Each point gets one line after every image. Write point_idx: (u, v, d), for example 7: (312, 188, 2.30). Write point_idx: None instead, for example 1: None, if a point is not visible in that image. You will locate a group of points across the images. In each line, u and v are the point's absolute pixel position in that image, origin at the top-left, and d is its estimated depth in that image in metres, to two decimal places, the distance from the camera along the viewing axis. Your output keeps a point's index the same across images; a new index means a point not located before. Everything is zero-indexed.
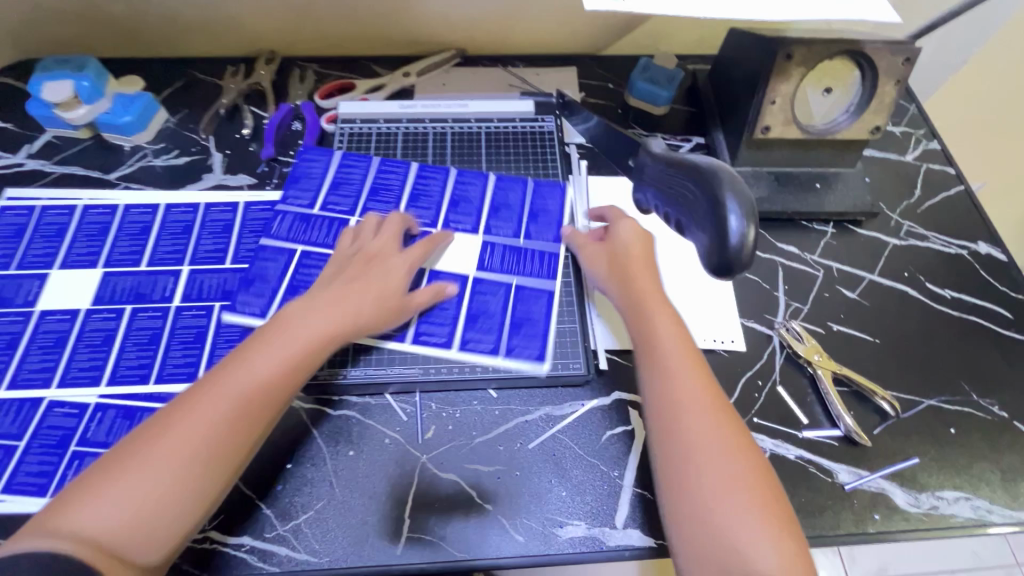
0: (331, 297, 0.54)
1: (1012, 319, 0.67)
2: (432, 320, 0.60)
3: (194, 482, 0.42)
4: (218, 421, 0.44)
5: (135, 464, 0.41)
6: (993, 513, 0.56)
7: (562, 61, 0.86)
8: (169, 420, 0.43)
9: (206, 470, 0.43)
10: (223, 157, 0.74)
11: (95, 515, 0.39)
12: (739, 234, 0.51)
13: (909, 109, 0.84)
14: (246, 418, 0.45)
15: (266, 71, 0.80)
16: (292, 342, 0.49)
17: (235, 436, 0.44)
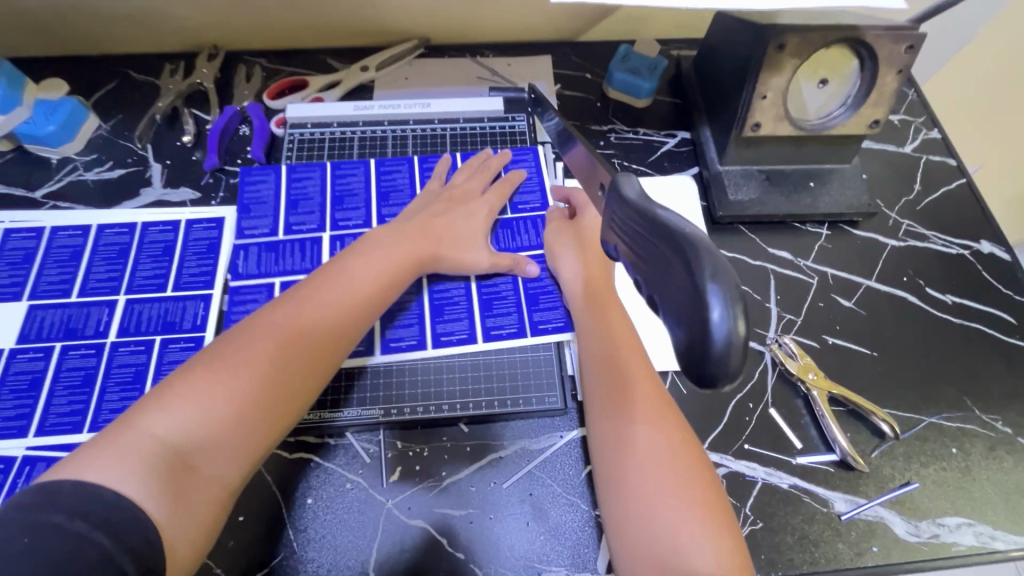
0: (396, 239, 0.56)
1: (1016, 325, 0.63)
2: (446, 318, 0.58)
3: (254, 423, 0.42)
4: (286, 351, 0.45)
5: (200, 392, 0.41)
6: (997, 540, 0.53)
7: (535, 49, 0.79)
8: (239, 350, 0.44)
9: (272, 412, 0.43)
10: (163, 168, 0.67)
11: (167, 427, 0.40)
12: (724, 340, 0.26)
13: (908, 95, 0.78)
14: (321, 360, 0.47)
15: (208, 68, 0.72)
16: (348, 289, 0.50)
17: (299, 376, 0.45)
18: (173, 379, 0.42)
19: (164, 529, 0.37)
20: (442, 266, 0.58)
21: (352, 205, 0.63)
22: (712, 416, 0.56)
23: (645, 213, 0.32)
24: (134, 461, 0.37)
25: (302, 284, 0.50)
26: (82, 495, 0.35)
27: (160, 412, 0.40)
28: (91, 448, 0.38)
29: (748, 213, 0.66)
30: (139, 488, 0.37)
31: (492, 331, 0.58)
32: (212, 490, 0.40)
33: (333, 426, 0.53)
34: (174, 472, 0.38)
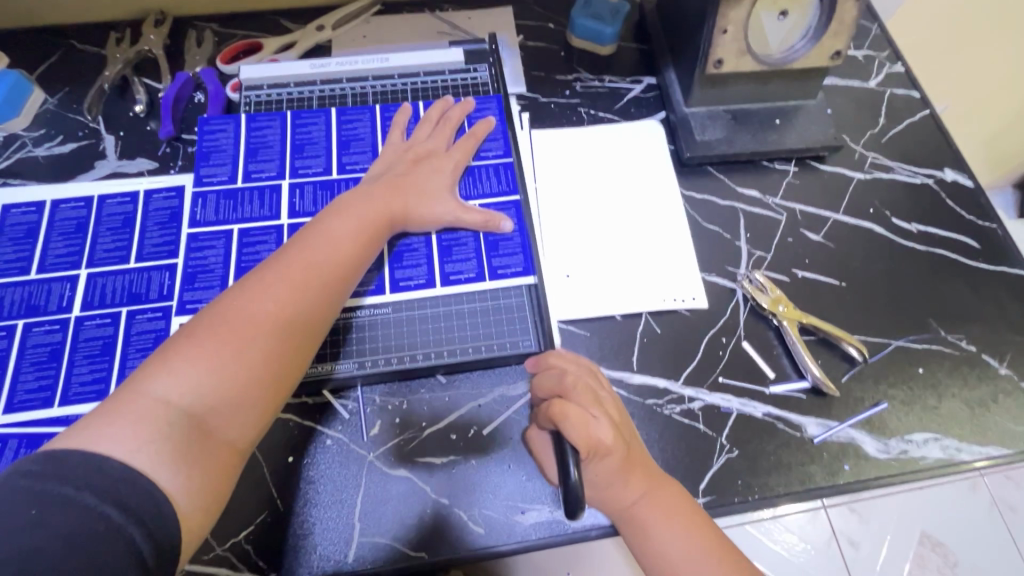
0: (370, 196, 0.54)
1: (979, 248, 0.64)
2: (406, 265, 0.57)
3: (258, 389, 0.42)
4: (282, 317, 0.44)
5: (199, 359, 0.40)
6: (963, 451, 0.55)
7: (495, 1, 0.77)
8: (233, 314, 0.43)
9: (273, 375, 0.43)
10: (116, 139, 0.65)
11: (174, 396, 0.39)
12: None
13: (870, 30, 0.78)
14: (316, 320, 0.47)
15: (156, 35, 0.70)
16: (339, 252, 0.50)
17: (298, 341, 0.45)
18: (171, 348, 0.41)
19: (177, 497, 0.36)
20: (412, 224, 0.57)
21: (313, 162, 0.62)
22: (685, 352, 0.57)
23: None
24: (143, 430, 0.37)
25: (283, 248, 0.49)
26: (89, 466, 0.34)
27: (160, 378, 0.39)
28: (93, 418, 0.37)
29: (717, 152, 0.66)
30: (150, 458, 0.36)
31: (451, 276, 0.57)
32: (223, 455, 0.40)
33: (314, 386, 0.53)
34: (185, 440, 0.38)
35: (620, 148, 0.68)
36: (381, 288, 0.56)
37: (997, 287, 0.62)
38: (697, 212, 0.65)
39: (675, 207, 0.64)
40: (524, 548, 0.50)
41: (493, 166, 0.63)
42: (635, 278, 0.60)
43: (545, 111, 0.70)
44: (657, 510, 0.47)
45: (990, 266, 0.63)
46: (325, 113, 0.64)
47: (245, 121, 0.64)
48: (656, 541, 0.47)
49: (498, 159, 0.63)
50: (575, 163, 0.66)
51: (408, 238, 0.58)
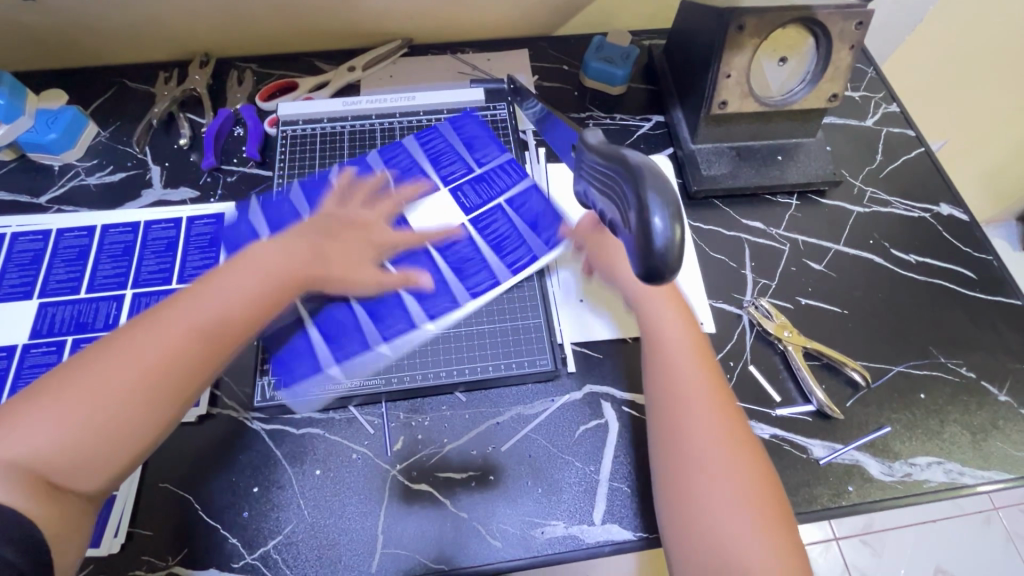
0: (281, 255, 0.52)
1: (976, 279, 0.67)
2: None
3: (99, 454, 0.41)
4: (126, 387, 0.42)
5: (49, 417, 0.39)
6: (965, 475, 0.56)
7: (514, 44, 0.83)
8: (96, 380, 0.41)
9: (103, 448, 0.41)
10: (162, 170, 0.70)
11: (16, 441, 0.38)
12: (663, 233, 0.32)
13: (867, 73, 0.83)
14: (132, 396, 0.42)
15: (200, 75, 0.76)
16: (178, 322, 0.45)
17: (128, 416, 0.42)
18: (26, 400, 0.40)
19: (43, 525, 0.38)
20: (332, 288, 0.55)
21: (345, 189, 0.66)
22: None
23: (661, 247, 0.32)
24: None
25: (145, 316, 0.46)
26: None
27: (2, 433, 0.38)
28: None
29: (722, 186, 0.69)
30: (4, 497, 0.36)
31: None
32: (76, 504, 0.40)
33: (339, 401, 0.56)
34: (29, 491, 0.38)
35: None
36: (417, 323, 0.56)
37: (995, 317, 0.65)
38: (705, 242, 0.68)
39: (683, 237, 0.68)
40: (540, 562, 0.51)
41: (515, 190, 0.66)
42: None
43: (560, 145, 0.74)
44: (708, 405, 0.49)
45: (987, 296, 0.66)
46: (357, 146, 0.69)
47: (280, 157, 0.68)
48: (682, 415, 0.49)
49: (519, 182, 0.67)
50: None
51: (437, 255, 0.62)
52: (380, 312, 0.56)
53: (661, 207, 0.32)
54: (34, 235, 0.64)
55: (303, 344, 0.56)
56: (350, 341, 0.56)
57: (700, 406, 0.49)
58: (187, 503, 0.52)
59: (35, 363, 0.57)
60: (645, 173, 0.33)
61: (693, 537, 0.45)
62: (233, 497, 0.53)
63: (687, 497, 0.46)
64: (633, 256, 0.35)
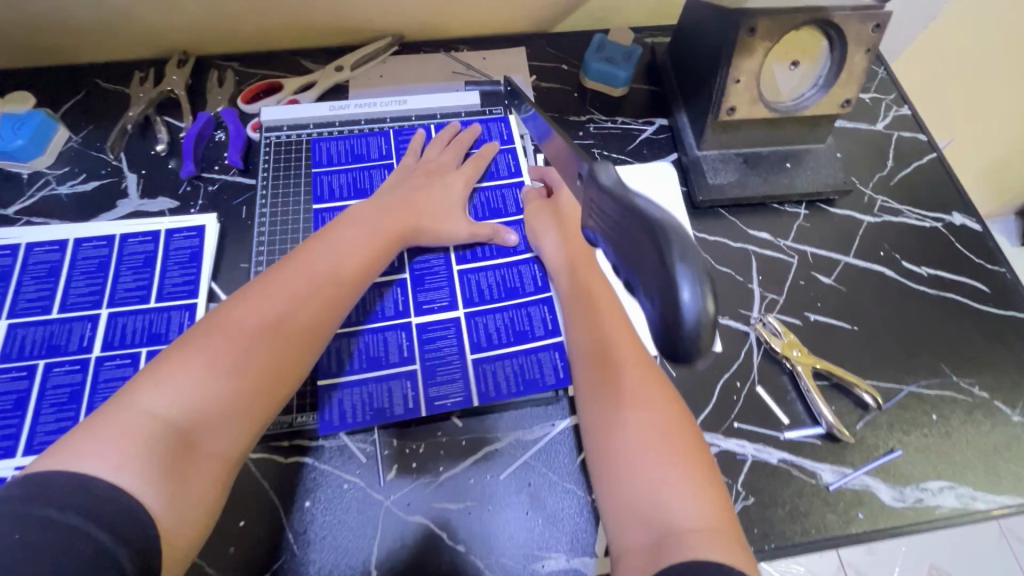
0: (379, 210, 0.57)
1: (989, 292, 0.65)
2: (427, 287, 0.60)
3: (246, 400, 0.43)
4: (253, 335, 0.44)
5: (180, 370, 0.41)
6: (977, 500, 0.54)
7: (511, 41, 0.79)
8: (231, 330, 0.44)
9: (250, 392, 0.43)
10: (138, 178, 0.66)
11: (163, 396, 0.40)
12: (694, 310, 0.26)
13: (878, 73, 0.79)
14: (268, 343, 0.45)
15: (178, 75, 0.71)
16: (293, 278, 0.49)
17: (268, 361, 0.44)
18: (165, 358, 0.42)
19: (159, 519, 0.36)
20: (422, 240, 0.59)
21: (329, 202, 0.63)
22: (699, 398, 0.57)
23: (689, 328, 0.26)
24: (127, 441, 0.37)
25: (268, 273, 0.49)
26: (74, 488, 0.34)
27: (150, 390, 0.40)
28: (79, 431, 0.38)
29: (729, 195, 0.67)
30: (137, 474, 0.36)
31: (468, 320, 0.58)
32: (212, 465, 0.41)
33: (328, 430, 0.54)
34: (175, 446, 0.39)
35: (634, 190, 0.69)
36: (563, 382, 0.56)
37: (1008, 332, 0.63)
38: (710, 254, 0.66)
39: None
40: None
41: (496, 191, 0.66)
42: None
43: None
44: (629, 359, 0.49)
45: (1000, 310, 0.64)
46: (346, 156, 0.66)
47: (263, 167, 0.65)
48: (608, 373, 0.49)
49: (500, 182, 0.66)
50: None
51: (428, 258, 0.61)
52: (450, 369, 0.56)
53: (690, 278, 0.26)
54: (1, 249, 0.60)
55: (394, 399, 0.54)
56: (452, 402, 0.55)
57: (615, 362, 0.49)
58: None
59: (5, 389, 0.53)
60: (669, 233, 0.27)
61: (610, 483, 0.44)
62: (216, 533, 0.50)
63: (609, 444, 0.45)
64: (652, 327, 0.29)
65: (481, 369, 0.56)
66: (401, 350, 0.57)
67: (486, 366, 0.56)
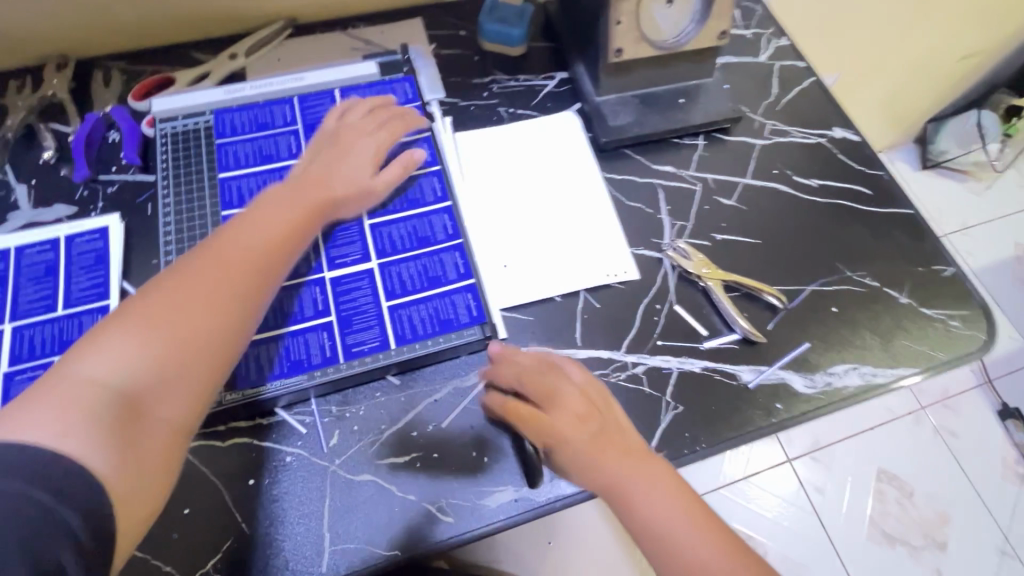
0: (298, 186, 0.56)
1: (872, 194, 0.71)
2: (339, 243, 0.60)
3: (191, 373, 0.43)
4: (195, 312, 0.44)
5: (120, 347, 0.41)
6: (878, 375, 0.60)
7: (405, 14, 0.80)
8: (172, 303, 0.43)
9: (197, 367, 0.43)
10: (28, 189, 0.63)
11: (100, 365, 0.39)
12: None
13: (755, 10, 0.85)
14: (212, 313, 0.45)
15: (59, 79, 0.68)
16: (229, 250, 0.48)
17: (212, 336, 0.44)
18: (102, 329, 0.41)
19: (105, 484, 0.36)
20: (340, 210, 0.59)
21: (235, 173, 0.63)
22: (623, 323, 0.61)
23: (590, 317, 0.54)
24: (77, 409, 0.37)
25: (194, 251, 0.48)
26: (14, 453, 0.34)
27: (85, 359, 0.40)
28: (20, 400, 0.37)
29: (631, 135, 0.70)
30: (80, 442, 0.36)
31: (391, 277, 0.58)
32: (161, 432, 0.41)
33: (264, 405, 0.53)
34: (119, 417, 0.38)
35: (541, 141, 0.71)
36: (478, 317, 0.57)
37: (891, 227, 0.69)
38: (620, 192, 0.69)
39: (598, 191, 0.68)
40: (494, 529, 0.51)
41: (402, 147, 0.66)
42: (569, 247, 0.64)
43: (465, 113, 0.73)
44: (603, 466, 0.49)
45: (883, 208, 0.70)
46: (246, 137, 0.65)
47: (161, 159, 0.63)
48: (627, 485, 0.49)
49: (406, 139, 0.66)
50: (500, 157, 0.69)
51: (340, 217, 0.61)
52: (367, 317, 0.56)
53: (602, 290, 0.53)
54: None
55: (312, 354, 0.54)
56: (369, 347, 0.55)
57: (585, 458, 0.50)
58: None
59: None
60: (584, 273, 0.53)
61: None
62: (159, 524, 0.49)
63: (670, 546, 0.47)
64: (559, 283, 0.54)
65: (397, 313, 0.57)
66: (316, 306, 0.57)
67: (401, 311, 0.57)
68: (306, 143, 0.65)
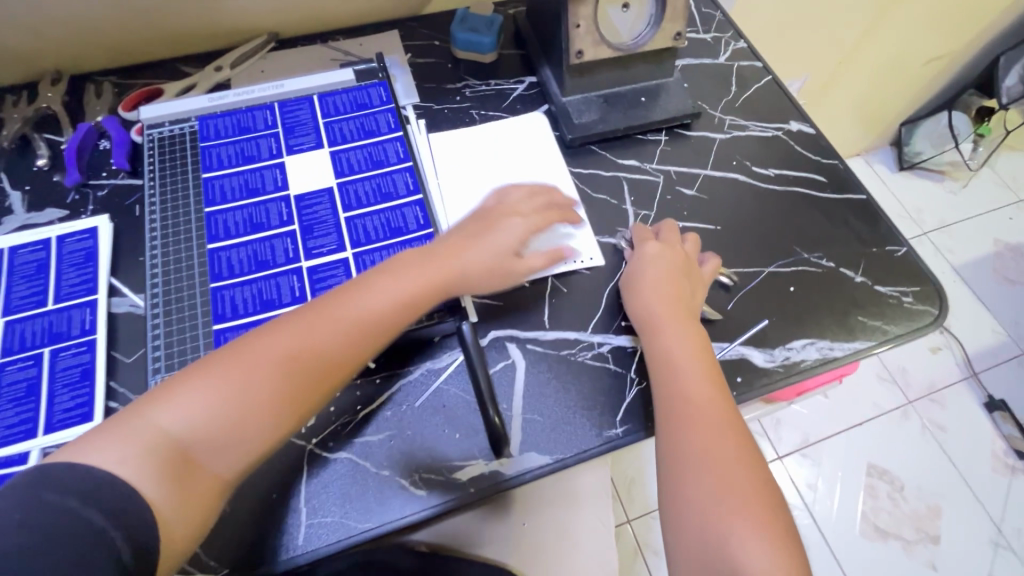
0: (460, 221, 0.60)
1: (826, 182, 0.75)
2: (316, 236, 0.63)
3: (253, 428, 0.47)
4: (279, 361, 0.48)
5: (195, 399, 0.45)
6: (834, 349, 0.63)
7: (382, 26, 0.84)
8: (249, 355, 0.48)
9: (259, 423, 0.47)
10: (22, 194, 0.66)
11: (176, 414, 0.45)
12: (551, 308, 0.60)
13: (714, 16, 0.90)
14: (285, 371, 0.48)
15: (52, 92, 0.72)
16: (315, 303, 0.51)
17: (282, 388, 0.48)
18: (182, 377, 0.47)
19: (157, 514, 0.42)
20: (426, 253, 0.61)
21: (219, 173, 0.66)
22: (589, 306, 0.64)
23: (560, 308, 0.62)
24: (146, 449, 0.43)
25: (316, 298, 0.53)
26: (78, 476, 0.40)
27: (163, 406, 0.45)
28: (104, 431, 0.43)
29: (595, 131, 0.74)
30: (140, 477, 0.42)
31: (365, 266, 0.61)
32: (208, 484, 0.45)
33: None
34: (176, 462, 0.44)
35: (511, 139, 0.75)
36: (448, 300, 0.60)
37: (845, 212, 0.72)
38: (586, 186, 0.73)
39: (565, 184, 0.71)
40: (465, 502, 0.53)
41: (376, 147, 0.69)
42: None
43: (438, 116, 0.77)
44: (717, 422, 0.52)
45: (837, 194, 0.74)
46: (230, 141, 0.68)
47: (150, 163, 0.67)
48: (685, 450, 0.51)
49: (380, 138, 0.70)
50: (471, 155, 0.73)
51: (317, 212, 0.64)
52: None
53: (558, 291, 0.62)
54: None
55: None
56: None
57: (706, 419, 0.52)
58: None
59: None
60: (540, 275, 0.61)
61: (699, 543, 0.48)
62: None
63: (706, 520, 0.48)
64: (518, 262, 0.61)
65: None
66: (294, 292, 0.59)
67: None
68: (285, 144, 0.69)
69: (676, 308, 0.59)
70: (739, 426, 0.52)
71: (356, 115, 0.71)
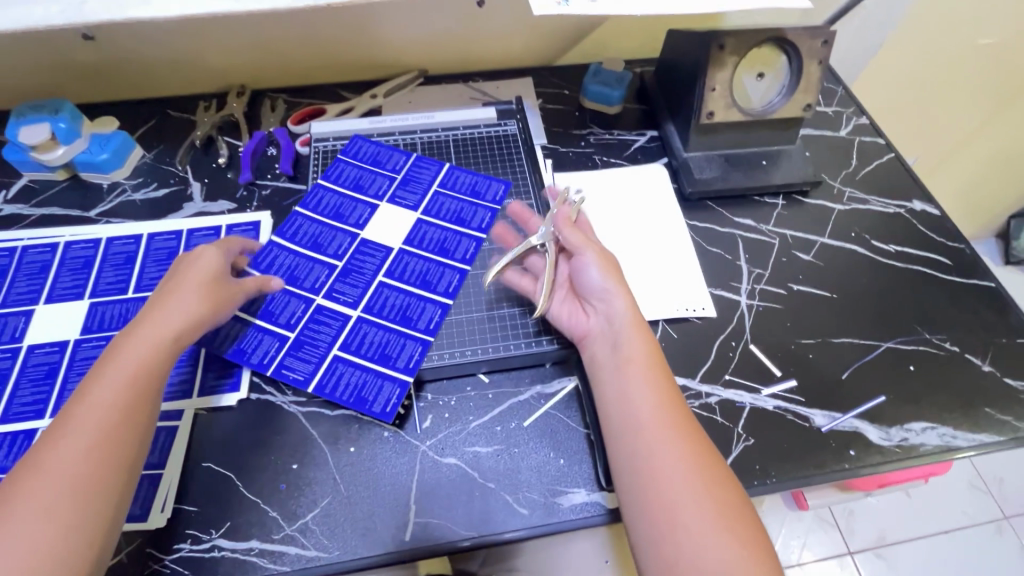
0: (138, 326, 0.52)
1: (951, 264, 0.73)
2: (451, 253, 0.69)
3: (72, 540, 0.41)
4: (52, 485, 0.42)
5: (29, 513, 0.41)
6: (958, 438, 0.60)
7: (518, 72, 0.92)
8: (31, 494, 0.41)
9: (77, 537, 0.41)
10: (202, 186, 0.77)
11: None
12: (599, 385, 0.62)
13: (837, 91, 0.92)
14: (60, 492, 0.42)
15: (237, 103, 0.83)
16: (84, 415, 0.45)
17: (81, 498, 0.42)
18: None
19: None
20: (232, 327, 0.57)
21: (370, 188, 0.74)
22: (699, 354, 0.65)
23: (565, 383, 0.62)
24: None
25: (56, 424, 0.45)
26: None
27: None
28: None
29: (714, 188, 0.76)
30: None
31: (491, 287, 0.67)
32: None
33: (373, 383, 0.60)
34: None
35: (631, 186, 0.79)
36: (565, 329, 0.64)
37: (972, 297, 0.70)
38: (701, 238, 0.75)
39: (681, 234, 0.74)
40: (565, 527, 0.54)
41: (454, 237, 0.71)
42: (652, 279, 0.70)
43: (563, 157, 0.82)
44: (668, 437, 0.49)
45: (963, 279, 0.72)
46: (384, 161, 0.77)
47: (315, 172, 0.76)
48: (644, 463, 0.48)
49: (491, 191, 0.75)
50: (593, 197, 0.77)
51: (454, 233, 0.71)
52: (399, 347, 0.61)
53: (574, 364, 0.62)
54: (67, 243, 0.70)
55: (401, 352, 0.61)
56: (468, 343, 0.62)
57: (654, 437, 0.49)
58: (228, 479, 0.55)
59: (85, 356, 0.61)
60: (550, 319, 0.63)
61: (657, 553, 0.45)
62: (272, 475, 0.56)
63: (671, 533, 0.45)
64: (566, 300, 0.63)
65: (494, 318, 0.64)
66: (350, 342, 0.62)
67: (499, 317, 0.65)
68: (430, 169, 0.76)
69: (634, 315, 0.57)
70: (687, 425, 0.50)
71: (493, 153, 0.79)
